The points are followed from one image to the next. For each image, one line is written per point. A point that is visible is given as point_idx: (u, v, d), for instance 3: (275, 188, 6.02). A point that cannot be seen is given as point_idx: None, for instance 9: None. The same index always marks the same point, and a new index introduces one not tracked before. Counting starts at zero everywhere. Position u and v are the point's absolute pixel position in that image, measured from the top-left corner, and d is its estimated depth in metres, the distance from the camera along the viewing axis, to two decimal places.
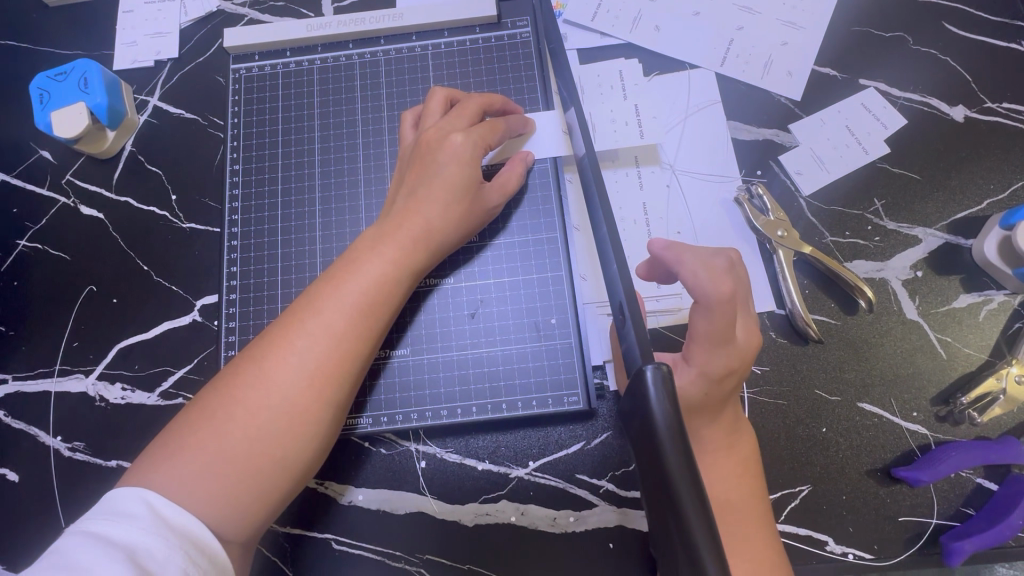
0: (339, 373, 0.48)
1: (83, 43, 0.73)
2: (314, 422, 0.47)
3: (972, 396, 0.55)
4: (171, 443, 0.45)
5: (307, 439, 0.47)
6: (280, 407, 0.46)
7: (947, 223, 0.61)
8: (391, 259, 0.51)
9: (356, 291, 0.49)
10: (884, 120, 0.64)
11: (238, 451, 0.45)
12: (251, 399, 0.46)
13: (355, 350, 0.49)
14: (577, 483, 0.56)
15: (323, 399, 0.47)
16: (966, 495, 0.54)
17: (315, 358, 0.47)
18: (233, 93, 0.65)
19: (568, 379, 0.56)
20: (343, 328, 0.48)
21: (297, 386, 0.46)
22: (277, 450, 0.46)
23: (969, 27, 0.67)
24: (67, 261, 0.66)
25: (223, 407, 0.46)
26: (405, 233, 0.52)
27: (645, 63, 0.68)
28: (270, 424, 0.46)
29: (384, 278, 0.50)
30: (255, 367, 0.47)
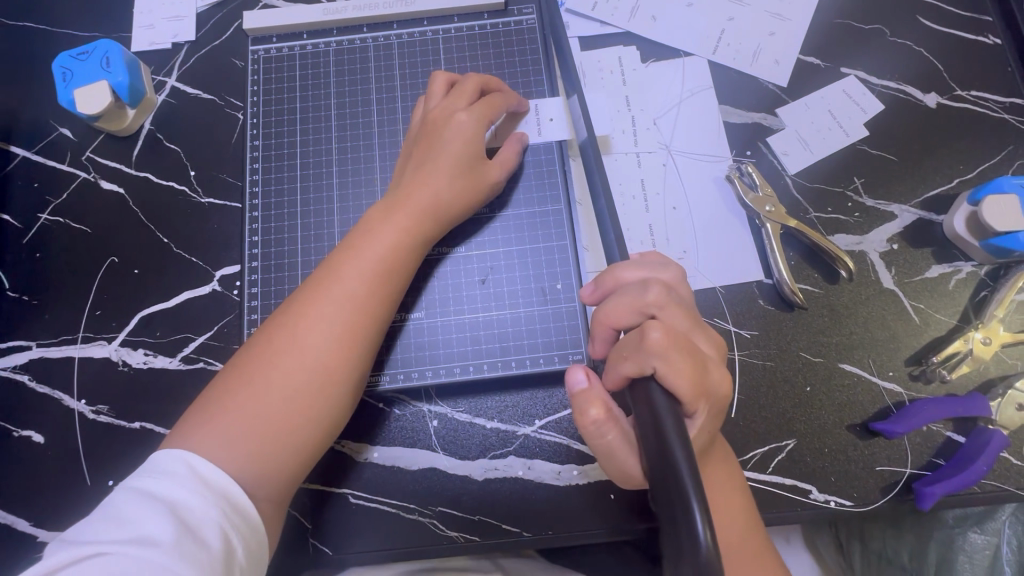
0: (360, 335, 0.51)
1: (102, 25, 0.75)
2: (340, 381, 0.51)
3: (941, 356, 0.60)
4: (206, 408, 0.48)
5: (336, 396, 0.50)
6: (308, 369, 0.49)
7: (921, 201, 0.66)
8: (402, 230, 0.54)
9: (373, 261, 0.53)
10: (863, 105, 0.69)
11: (271, 410, 0.48)
12: (279, 363, 0.49)
13: (374, 314, 0.52)
14: (580, 440, 0.60)
15: (347, 360, 0.51)
16: (936, 447, 0.59)
17: (340, 322, 0.51)
18: (252, 73, 0.68)
19: (573, 340, 0.59)
20: (364, 294, 0.52)
21: (323, 349, 0.50)
22: (308, 409, 0.49)
23: (941, 21, 0.72)
24: (88, 233, 0.68)
25: (254, 371, 0.49)
26: (414, 205, 0.55)
27: (643, 50, 0.72)
28: (299, 385, 0.49)
29: (397, 246, 0.54)
30: (282, 333, 0.50)
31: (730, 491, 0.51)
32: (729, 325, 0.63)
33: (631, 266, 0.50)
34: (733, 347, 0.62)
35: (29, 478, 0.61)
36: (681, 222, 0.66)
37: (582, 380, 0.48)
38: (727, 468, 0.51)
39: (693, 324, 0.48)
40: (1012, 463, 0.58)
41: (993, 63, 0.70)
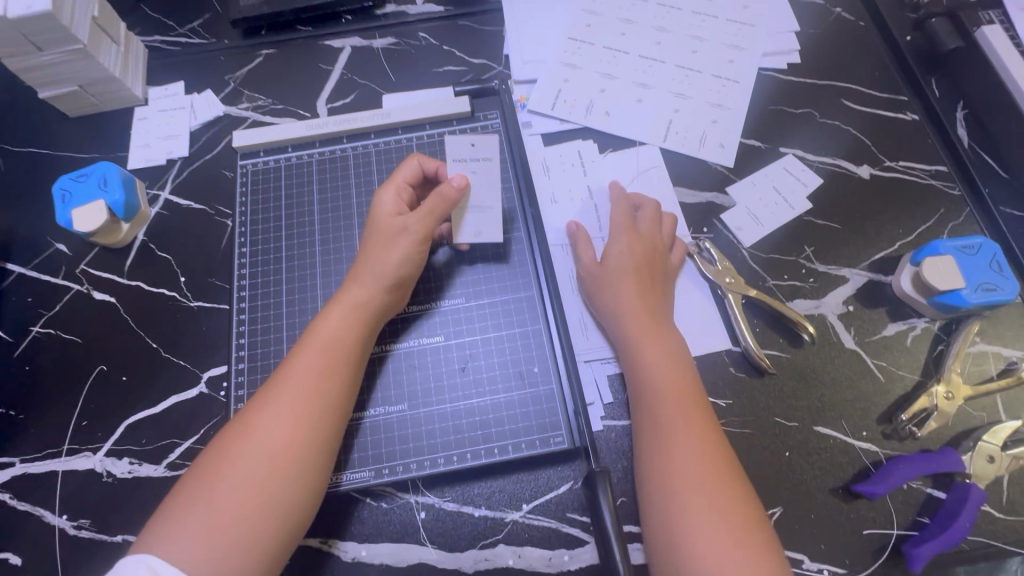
0: (314, 415, 0.53)
1: (103, 147, 0.82)
2: (296, 465, 0.51)
3: (910, 413, 0.62)
4: (169, 503, 0.49)
5: (292, 481, 0.51)
6: (263, 454, 0.50)
7: (869, 264, 0.71)
8: (350, 308, 0.58)
9: (324, 341, 0.56)
10: (804, 180, 0.76)
11: (224, 497, 0.48)
12: (235, 449, 0.51)
13: (326, 394, 0.54)
14: (569, 522, 0.60)
15: (301, 442, 0.52)
16: (919, 505, 0.60)
17: (292, 404, 0.52)
18: (240, 183, 0.73)
19: (553, 422, 0.61)
20: (314, 373, 0.54)
21: (278, 432, 0.51)
22: (261, 493, 0.49)
23: (863, 103, 0.81)
24: (78, 343, 0.70)
25: (214, 463, 0.50)
26: (358, 283, 0.59)
27: (599, 142, 0.79)
28: (253, 471, 0.50)
29: (345, 324, 0.57)
30: (242, 422, 0.52)
31: (699, 445, 0.54)
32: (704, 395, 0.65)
33: (595, 283, 0.65)
34: None
35: None
36: None
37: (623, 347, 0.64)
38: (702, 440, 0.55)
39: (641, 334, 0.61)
40: (994, 517, 0.59)
41: (914, 137, 0.78)
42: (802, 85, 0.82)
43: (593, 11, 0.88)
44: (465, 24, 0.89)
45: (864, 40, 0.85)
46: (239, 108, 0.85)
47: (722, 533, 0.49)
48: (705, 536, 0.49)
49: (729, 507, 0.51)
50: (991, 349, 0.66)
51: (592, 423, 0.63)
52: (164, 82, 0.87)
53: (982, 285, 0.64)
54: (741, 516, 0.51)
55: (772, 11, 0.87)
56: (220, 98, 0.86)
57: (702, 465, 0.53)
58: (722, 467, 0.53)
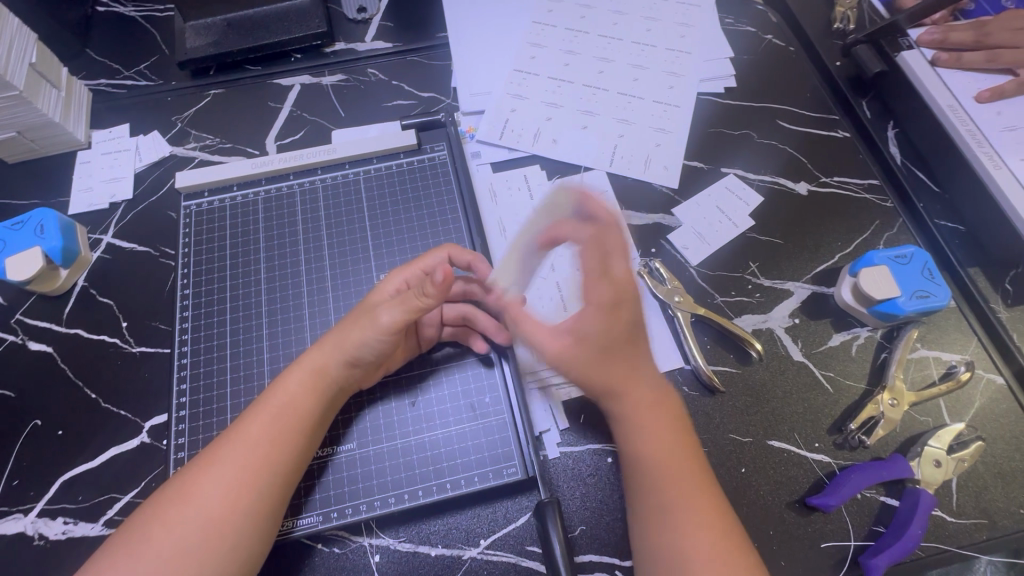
0: (258, 482, 0.50)
1: (44, 193, 0.81)
2: (232, 533, 0.49)
3: (858, 422, 0.63)
4: (93, 565, 0.47)
5: (227, 550, 0.48)
6: (199, 520, 0.48)
7: (811, 276, 0.73)
8: (309, 373, 0.55)
9: (279, 405, 0.54)
10: (746, 198, 0.78)
11: (151, 567, 0.46)
12: (168, 515, 0.48)
13: (275, 461, 0.52)
14: (529, 556, 0.58)
15: (240, 508, 0.49)
16: (874, 514, 0.60)
17: (235, 471, 0.50)
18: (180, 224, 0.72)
19: (506, 452, 0.60)
20: (263, 442, 0.52)
21: (218, 497, 0.49)
22: (188, 566, 0.47)
23: (798, 122, 0.84)
24: (11, 397, 0.67)
25: (147, 524, 0.48)
26: (325, 351, 0.56)
27: (547, 169, 0.81)
28: (185, 541, 0.47)
29: (303, 390, 0.55)
30: (181, 483, 0.50)
31: (708, 494, 0.52)
32: None
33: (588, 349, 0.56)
34: None
35: None
36: None
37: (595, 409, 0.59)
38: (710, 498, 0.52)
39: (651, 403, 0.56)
40: (946, 521, 0.60)
41: (846, 153, 0.82)
42: (739, 108, 0.85)
43: (537, 44, 0.91)
44: (413, 60, 0.91)
45: (794, 65, 0.90)
46: (186, 147, 0.84)
47: None
48: None
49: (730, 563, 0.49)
50: (932, 354, 0.68)
51: (548, 451, 0.62)
52: (109, 124, 0.86)
53: (917, 293, 0.66)
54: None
55: (706, 39, 0.91)
56: (167, 138, 0.85)
57: (713, 542, 0.50)
58: (731, 539, 0.50)
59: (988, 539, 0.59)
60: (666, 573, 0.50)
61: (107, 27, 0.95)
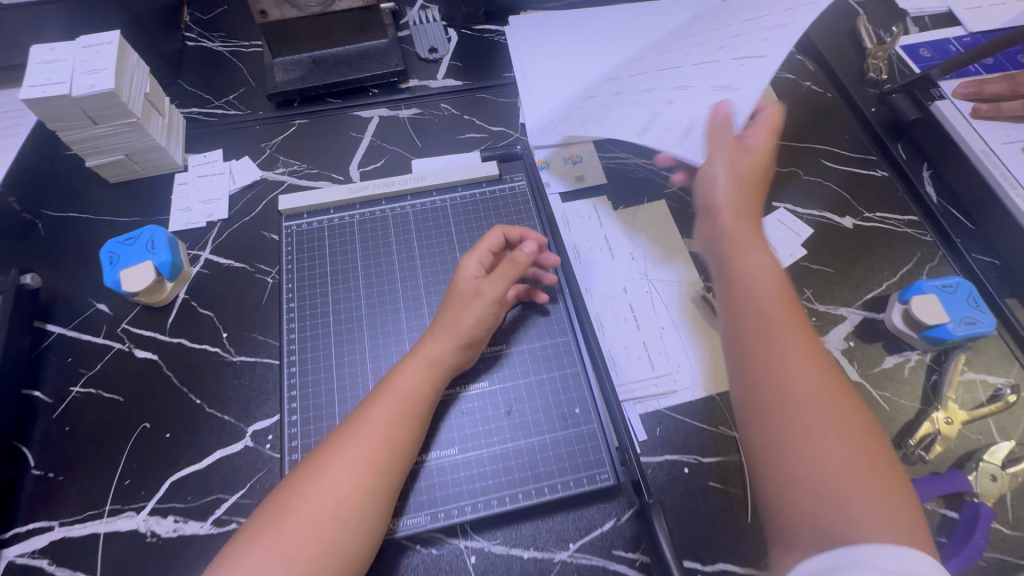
0: (381, 462, 0.55)
1: (145, 211, 0.87)
2: (358, 509, 0.53)
3: (916, 438, 0.68)
4: (241, 539, 0.51)
5: (354, 525, 0.52)
6: (330, 495, 0.52)
7: (862, 303, 0.79)
8: (423, 364, 0.60)
9: (399, 391, 0.58)
10: (797, 230, 0.85)
11: (293, 536, 0.50)
12: (303, 491, 0.53)
13: (394, 443, 0.56)
14: (616, 559, 0.62)
15: (366, 485, 0.53)
16: (938, 526, 0.64)
17: (361, 452, 0.54)
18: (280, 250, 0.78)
19: (597, 460, 0.65)
20: (386, 423, 0.56)
21: (345, 475, 0.53)
22: (326, 534, 0.51)
23: (840, 162, 0.92)
24: (119, 401, 0.71)
25: (283, 503, 0.52)
26: (442, 333, 0.62)
27: (613, 198, 0.87)
28: (320, 515, 0.51)
29: (419, 376, 0.60)
30: (314, 463, 0.55)
31: (830, 379, 0.52)
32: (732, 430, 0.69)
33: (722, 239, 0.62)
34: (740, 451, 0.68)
35: None
36: (671, 339, 0.75)
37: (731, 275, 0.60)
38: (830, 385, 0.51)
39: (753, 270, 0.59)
40: (1006, 533, 0.64)
41: (887, 190, 0.89)
42: (784, 148, 0.93)
43: None
44: (483, 96, 0.99)
45: (833, 109, 0.98)
46: (276, 172, 0.91)
47: (872, 508, 0.45)
48: (857, 499, 0.45)
49: (868, 465, 0.47)
50: (978, 377, 0.73)
51: None
52: (203, 150, 0.93)
53: (964, 319, 0.72)
54: (886, 482, 0.47)
55: None
56: (257, 164, 0.91)
57: (850, 447, 0.48)
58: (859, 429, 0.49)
59: None
60: (805, 482, 0.47)
61: (198, 61, 1.03)
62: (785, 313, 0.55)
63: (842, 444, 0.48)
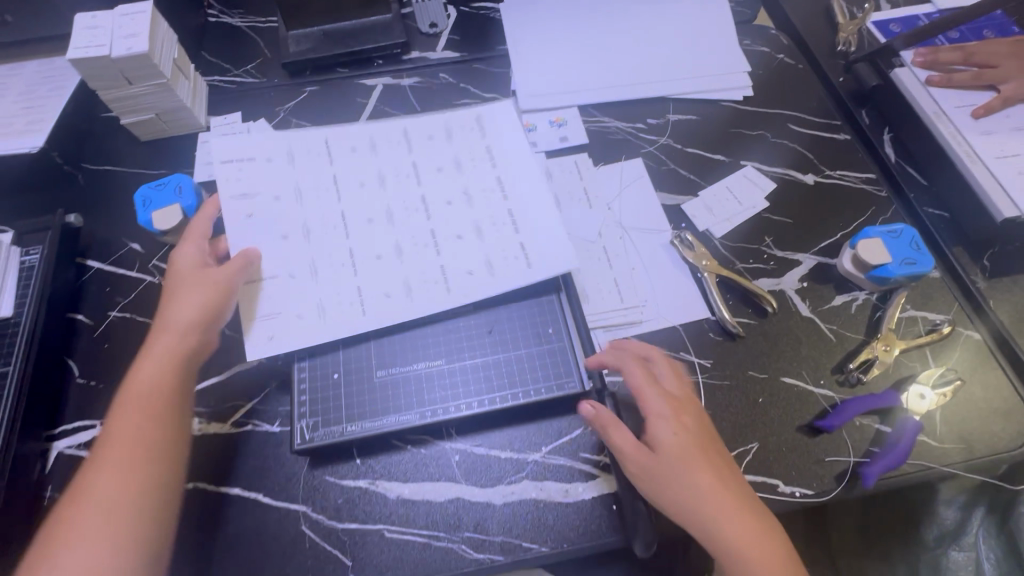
0: (143, 456, 0.63)
1: (172, 165, 0.97)
2: (131, 500, 0.61)
3: (856, 362, 0.76)
4: (53, 537, 0.59)
5: (130, 515, 0.60)
6: (109, 490, 0.60)
7: (817, 250, 0.87)
8: (166, 360, 0.68)
9: (138, 387, 0.66)
10: (761, 186, 0.92)
11: (97, 526, 0.59)
12: (97, 488, 0.61)
13: (151, 439, 0.64)
14: (582, 460, 0.71)
15: (146, 476, 0.62)
16: (869, 438, 0.73)
17: (117, 455, 0.62)
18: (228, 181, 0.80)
19: (566, 371, 0.73)
20: (131, 418, 0.64)
21: (107, 476, 0.61)
22: (119, 524, 0.59)
23: (806, 126, 0.99)
24: (151, 324, 0.81)
25: (91, 498, 0.60)
26: (161, 328, 0.70)
27: (593, 156, 0.96)
28: (107, 510, 0.60)
29: (159, 375, 0.67)
30: (94, 467, 0.62)
31: (738, 487, 0.63)
32: (691, 355, 0.78)
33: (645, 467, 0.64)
34: (697, 372, 0.77)
35: None
36: (640, 278, 0.83)
37: (592, 410, 0.68)
38: (735, 487, 0.63)
39: (674, 410, 0.66)
40: (930, 445, 0.72)
41: (847, 151, 0.96)
42: (754, 113, 1.01)
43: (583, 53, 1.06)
44: (478, 66, 1.08)
45: (803, 78, 1.05)
46: (289, 132, 1.00)
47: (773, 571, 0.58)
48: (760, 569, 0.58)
49: (766, 538, 0.60)
50: (919, 314, 0.81)
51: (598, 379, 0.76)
52: (223, 112, 1.02)
53: (905, 260, 0.79)
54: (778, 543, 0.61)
55: (727, 53, 1.05)
56: (272, 125, 1.01)
57: (768, 542, 0.60)
58: (761, 521, 0.62)
59: (964, 461, 0.71)
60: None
61: (219, 34, 1.12)
62: (705, 450, 0.64)
63: (756, 535, 0.60)
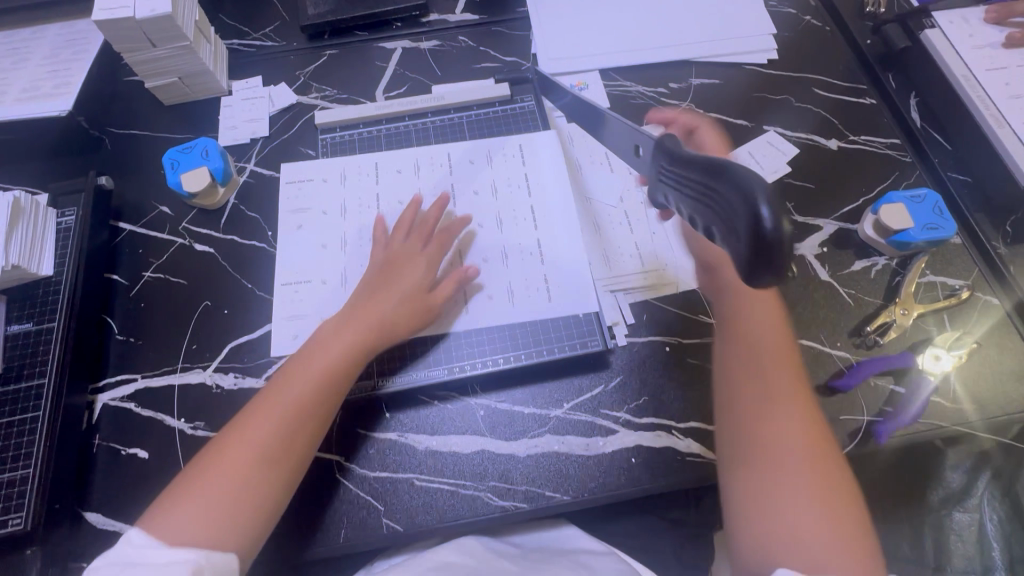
0: (310, 429, 0.65)
1: (196, 129, 0.98)
2: (269, 465, 0.62)
3: (873, 325, 0.77)
4: (183, 490, 0.60)
5: (267, 479, 0.61)
6: (254, 450, 0.62)
7: (838, 216, 0.87)
8: (370, 330, 0.71)
9: (337, 348, 0.69)
10: (784, 151, 0.92)
11: (228, 489, 0.59)
12: (239, 445, 0.62)
13: (315, 407, 0.66)
14: (602, 416, 0.74)
15: (293, 443, 0.63)
16: (885, 399, 0.74)
17: (315, 423, 0.65)
18: (287, 199, 0.89)
19: (589, 330, 0.78)
20: (320, 390, 0.66)
21: (298, 442, 0.64)
22: (258, 491, 0.60)
23: (832, 91, 0.98)
24: (185, 285, 0.84)
25: (224, 454, 0.62)
26: (381, 302, 0.72)
27: None
28: (245, 471, 0.61)
29: (353, 348, 0.69)
30: (284, 427, 0.64)
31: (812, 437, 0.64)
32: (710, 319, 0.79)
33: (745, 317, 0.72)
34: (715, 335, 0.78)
35: (136, 488, 0.72)
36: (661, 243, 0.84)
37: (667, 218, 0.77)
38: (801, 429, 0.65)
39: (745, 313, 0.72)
40: (944, 405, 0.73)
41: (872, 116, 0.95)
42: (778, 76, 0.99)
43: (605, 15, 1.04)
44: (497, 29, 1.06)
45: (829, 42, 1.03)
46: (310, 96, 1.00)
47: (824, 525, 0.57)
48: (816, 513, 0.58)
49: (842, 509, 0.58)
50: (939, 279, 0.81)
51: (617, 339, 0.78)
52: (244, 77, 1.03)
53: (927, 226, 0.80)
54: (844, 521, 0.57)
55: (753, 15, 1.03)
56: (292, 89, 1.01)
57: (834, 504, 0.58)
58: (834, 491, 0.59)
59: (978, 421, 0.73)
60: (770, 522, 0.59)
61: None
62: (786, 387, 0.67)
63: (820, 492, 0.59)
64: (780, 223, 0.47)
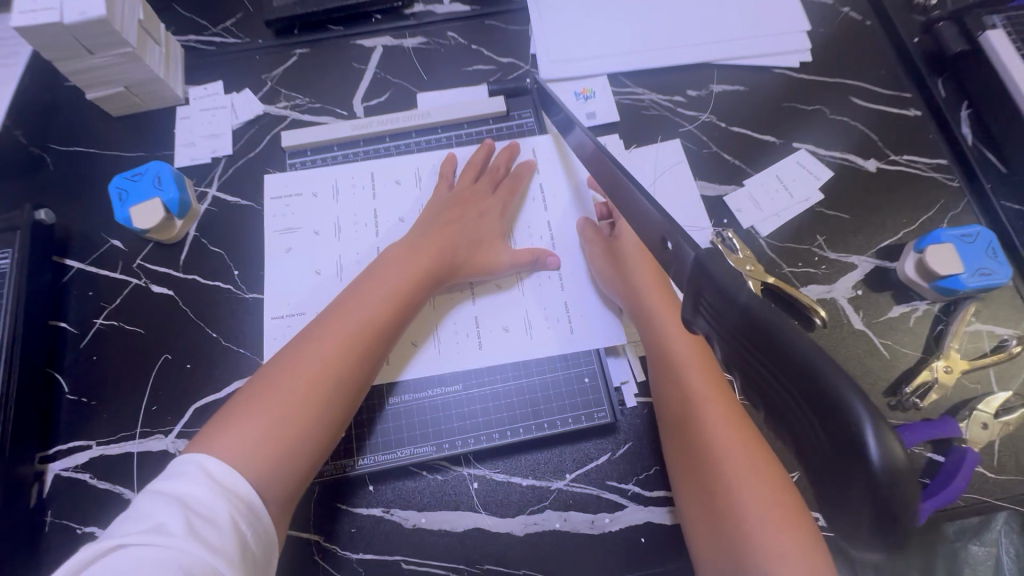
0: (375, 326, 0.62)
1: (149, 146, 0.86)
2: (330, 378, 0.58)
3: (912, 385, 0.69)
4: (232, 405, 0.55)
5: (326, 393, 0.57)
6: (315, 358, 0.58)
7: (875, 252, 0.77)
8: (420, 269, 0.67)
9: (392, 273, 0.66)
10: (816, 173, 0.81)
11: (287, 390, 0.55)
12: (289, 365, 0.57)
13: (373, 353, 0.61)
14: (609, 489, 0.67)
15: (351, 361, 0.59)
16: (921, 467, 0.67)
17: (366, 315, 0.62)
18: (272, 218, 0.80)
19: (595, 399, 0.70)
20: (378, 301, 0.64)
21: (352, 334, 0.60)
22: (316, 383, 0.57)
23: (871, 100, 0.86)
24: (142, 334, 0.75)
25: (281, 367, 0.57)
26: (433, 248, 0.70)
27: (623, 136, 0.85)
28: (303, 373, 0.57)
29: (414, 260, 0.67)
30: (334, 315, 0.62)
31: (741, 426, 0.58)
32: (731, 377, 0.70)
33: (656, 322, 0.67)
34: None
35: None
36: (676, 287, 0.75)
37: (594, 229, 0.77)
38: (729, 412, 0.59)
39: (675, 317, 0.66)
40: (987, 476, 0.67)
41: (915, 131, 0.84)
42: (810, 82, 0.87)
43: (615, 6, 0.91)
44: (491, 23, 0.93)
45: (870, 40, 0.90)
46: (278, 106, 0.88)
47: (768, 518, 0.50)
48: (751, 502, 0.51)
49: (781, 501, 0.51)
50: (986, 328, 0.73)
51: (626, 400, 0.70)
52: (202, 82, 0.90)
53: (980, 270, 0.70)
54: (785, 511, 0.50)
55: (784, 7, 0.90)
56: (258, 97, 0.89)
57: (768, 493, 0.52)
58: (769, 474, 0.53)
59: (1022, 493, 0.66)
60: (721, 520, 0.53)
61: None
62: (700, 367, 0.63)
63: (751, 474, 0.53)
64: (899, 460, 0.23)
